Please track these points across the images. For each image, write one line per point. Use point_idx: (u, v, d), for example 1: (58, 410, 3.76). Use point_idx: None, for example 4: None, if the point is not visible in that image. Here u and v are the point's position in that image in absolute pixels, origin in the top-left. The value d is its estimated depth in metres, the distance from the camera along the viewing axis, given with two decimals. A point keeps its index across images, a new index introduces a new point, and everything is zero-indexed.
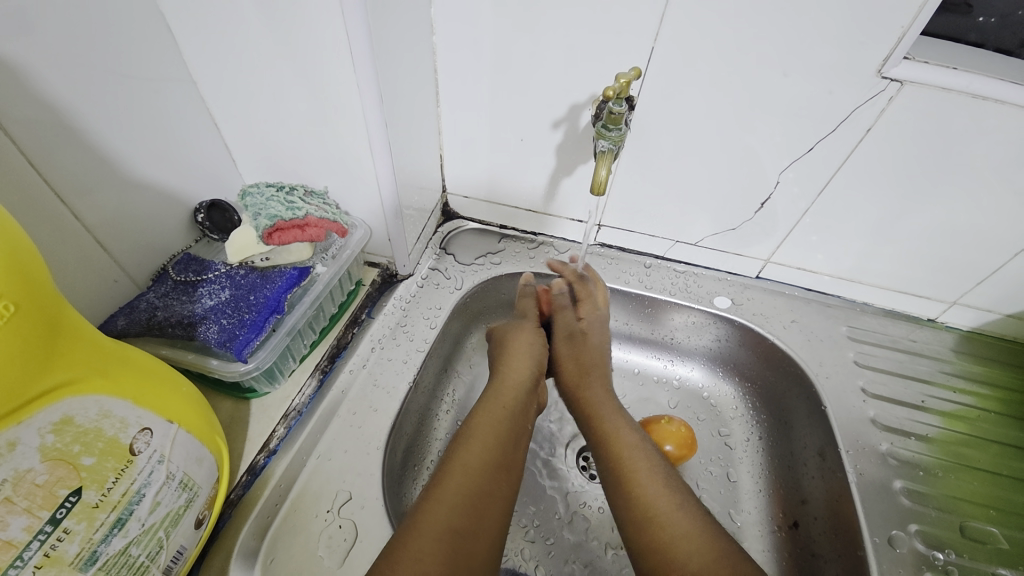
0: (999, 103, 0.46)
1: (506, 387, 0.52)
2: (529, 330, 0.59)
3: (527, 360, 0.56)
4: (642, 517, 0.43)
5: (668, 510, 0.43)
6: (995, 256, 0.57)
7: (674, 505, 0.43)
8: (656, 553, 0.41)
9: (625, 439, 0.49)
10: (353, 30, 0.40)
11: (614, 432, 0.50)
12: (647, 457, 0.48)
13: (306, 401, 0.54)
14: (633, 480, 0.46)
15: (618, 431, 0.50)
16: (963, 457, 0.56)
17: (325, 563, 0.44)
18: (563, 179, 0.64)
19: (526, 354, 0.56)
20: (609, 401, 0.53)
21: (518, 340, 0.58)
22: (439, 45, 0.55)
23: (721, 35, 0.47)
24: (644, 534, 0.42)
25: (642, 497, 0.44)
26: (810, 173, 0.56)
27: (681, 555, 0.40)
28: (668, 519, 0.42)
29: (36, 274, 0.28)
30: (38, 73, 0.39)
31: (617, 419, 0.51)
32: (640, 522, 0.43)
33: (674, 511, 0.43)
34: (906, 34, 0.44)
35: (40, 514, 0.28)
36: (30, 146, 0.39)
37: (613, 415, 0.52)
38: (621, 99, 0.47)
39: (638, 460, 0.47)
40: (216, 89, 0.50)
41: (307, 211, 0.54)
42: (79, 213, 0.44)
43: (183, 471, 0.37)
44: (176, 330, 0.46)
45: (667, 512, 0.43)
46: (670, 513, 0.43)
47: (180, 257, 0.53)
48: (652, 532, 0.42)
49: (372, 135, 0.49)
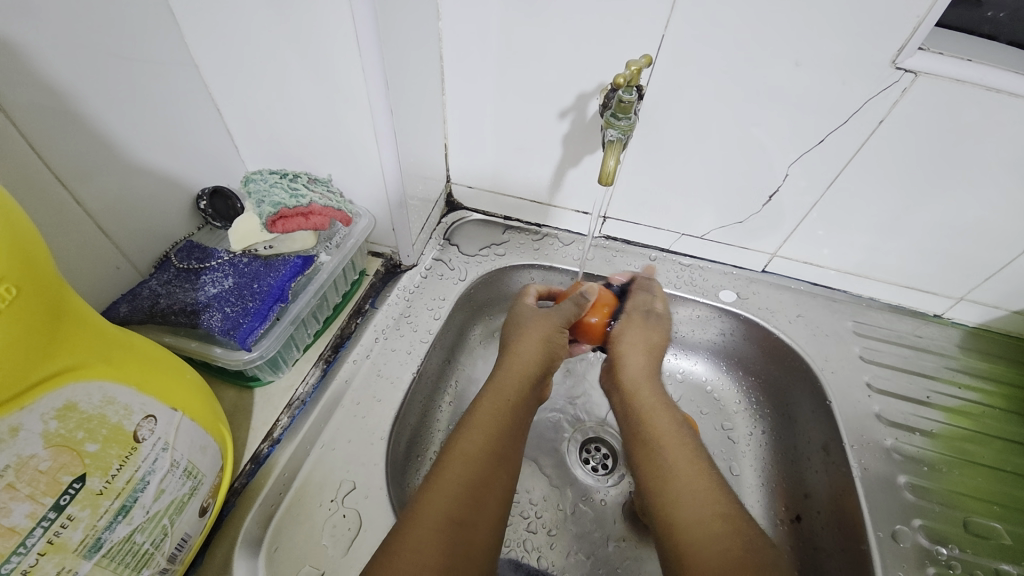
0: (1013, 96, 0.45)
1: (511, 371, 0.52)
2: (550, 319, 0.56)
3: (536, 345, 0.54)
4: (672, 497, 0.43)
5: (702, 491, 0.43)
6: (1004, 252, 0.56)
7: (709, 486, 0.43)
8: (683, 532, 0.41)
9: (661, 420, 0.50)
10: (359, 14, 0.39)
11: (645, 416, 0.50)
12: (683, 440, 0.48)
13: (309, 390, 0.53)
14: (668, 460, 0.46)
15: (655, 413, 0.50)
16: (968, 453, 0.56)
17: (329, 552, 0.44)
18: (569, 170, 0.63)
19: (541, 338, 0.55)
20: (652, 381, 0.54)
21: (534, 325, 0.56)
22: (444, 32, 0.54)
23: (734, 24, 0.47)
24: (673, 514, 0.42)
25: (675, 477, 0.44)
26: (820, 166, 0.55)
27: (710, 536, 0.39)
28: (699, 499, 0.42)
29: (37, 257, 0.28)
30: (39, 55, 0.38)
31: (657, 401, 0.52)
32: (670, 503, 0.43)
33: (707, 492, 0.43)
34: (922, 24, 0.43)
35: (44, 500, 0.28)
36: (30, 128, 0.38)
37: (653, 397, 0.52)
38: (631, 87, 0.46)
39: (675, 440, 0.48)
40: (219, 74, 0.50)
41: (311, 199, 0.52)
42: (81, 199, 0.43)
43: (187, 459, 0.37)
44: (179, 318, 0.45)
45: (700, 493, 0.43)
46: (703, 494, 0.43)
47: (182, 244, 0.53)
48: (684, 511, 0.42)
49: (378, 124, 0.48)
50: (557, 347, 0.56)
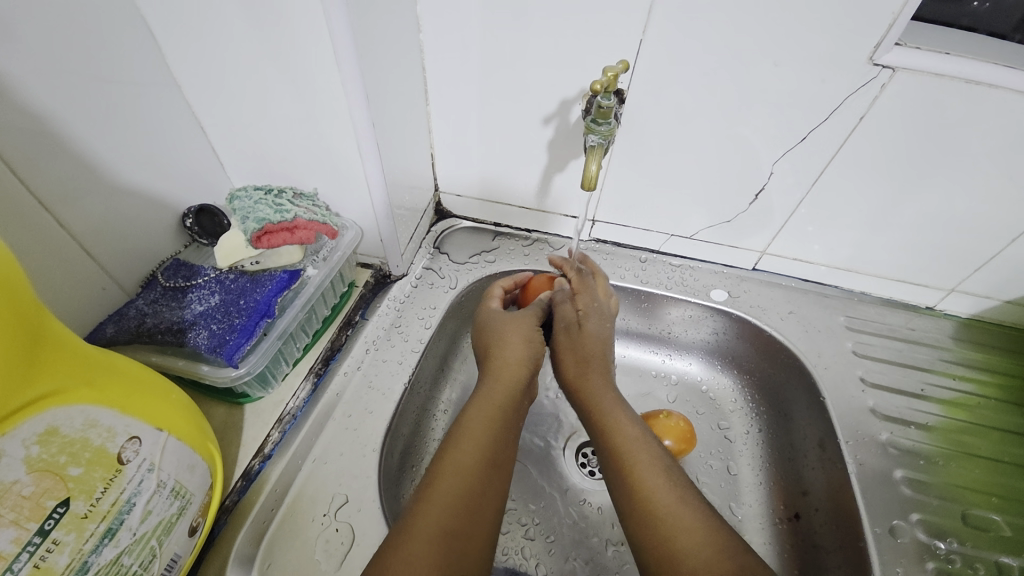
0: (993, 88, 0.45)
1: (504, 374, 0.52)
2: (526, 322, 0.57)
3: (513, 352, 0.54)
4: (644, 503, 0.43)
5: (675, 502, 0.42)
6: (992, 243, 0.56)
7: (680, 496, 0.43)
8: (657, 544, 0.40)
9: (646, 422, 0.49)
10: (337, 30, 0.40)
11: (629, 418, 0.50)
12: (655, 451, 0.47)
13: (300, 404, 0.53)
14: (637, 471, 0.45)
15: (623, 419, 0.50)
16: (965, 445, 0.56)
17: (322, 567, 0.44)
18: (556, 175, 0.64)
19: (521, 344, 0.55)
20: (612, 390, 0.53)
21: (514, 328, 0.56)
22: (426, 43, 0.55)
23: (710, 27, 0.47)
24: (645, 523, 0.42)
25: (649, 485, 0.44)
26: (804, 163, 0.55)
27: (684, 546, 0.39)
28: (672, 508, 0.42)
29: (17, 284, 0.28)
30: (19, 82, 0.38)
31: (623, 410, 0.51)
32: (642, 511, 0.43)
33: (680, 502, 0.42)
34: (897, 20, 0.43)
35: (29, 526, 0.28)
36: (12, 155, 0.39)
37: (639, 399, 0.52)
38: (610, 92, 0.46)
39: (643, 447, 0.47)
40: (202, 94, 0.50)
41: (296, 213, 0.53)
42: (66, 222, 0.43)
43: (174, 479, 0.37)
44: (166, 337, 0.46)
45: (672, 503, 0.42)
46: (674, 506, 0.42)
47: (169, 263, 0.53)
48: (656, 520, 0.41)
49: (360, 137, 0.48)
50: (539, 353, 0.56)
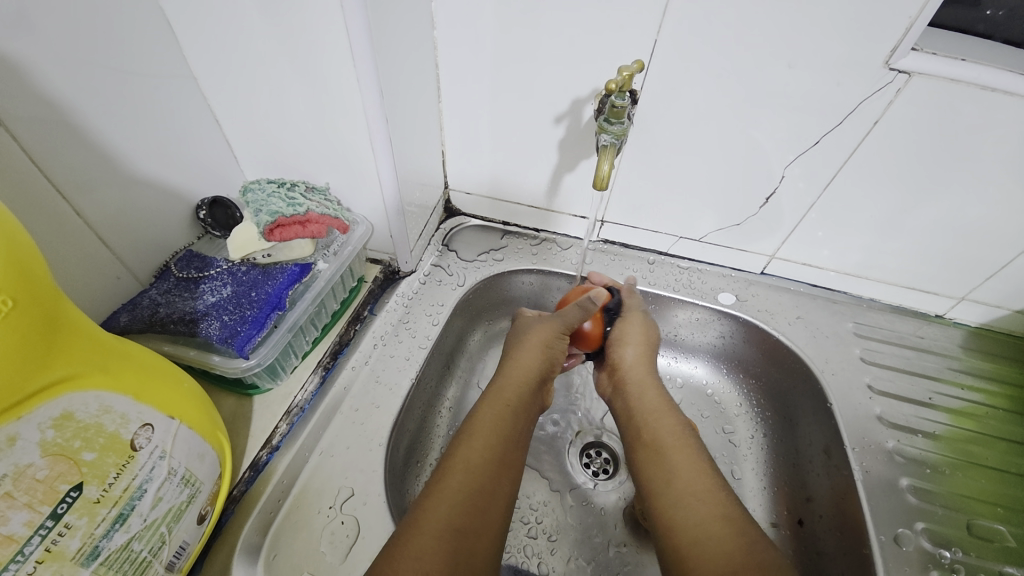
0: (1008, 95, 0.45)
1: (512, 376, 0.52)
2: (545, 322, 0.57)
3: (536, 351, 0.55)
4: (669, 496, 0.43)
5: (706, 491, 0.43)
6: (1003, 252, 0.56)
7: (710, 487, 0.43)
8: (683, 534, 0.41)
9: (665, 422, 0.49)
10: (353, 25, 0.40)
11: (654, 415, 0.51)
12: (687, 441, 0.47)
13: (308, 397, 0.54)
14: (671, 460, 0.46)
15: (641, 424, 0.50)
16: (971, 455, 0.56)
17: (327, 559, 0.44)
18: (566, 175, 0.64)
19: (540, 347, 0.55)
20: (652, 384, 0.54)
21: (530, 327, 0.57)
22: (439, 39, 0.55)
23: (725, 30, 0.47)
24: (670, 514, 0.42)
25: (681, 474, 0.44)
26: (816, 167, 0.55)
27: (708, 536, 0.39)
28: (702, 497, 0.42)
29: (37, 272, 0.28)
30: (41, 71, 0.39)
31: (660, 402, 0.52)
32: (668, 503, 0.43)
33: (710, 493, 0.42)
34: (913, 25, 0.43)
35: (41, 509, 0.28)
36: (31, 142, 0.39)
37: (657, 399, 0.52)
38: (624, 92, 0.46)
39: (675, 439, 0.48)
40: (217, 86, 0.50)
41: (308, 207, 0.54)
42: (81, 210, 0.44)
43: (185, 467, 0.37)
44: (178, 326, 0.46)
45: (702, 493, 0.43)
46: (705, 497, 0.42)
47: (182, 253, 0.53)
48: (681, 507, 0.42)
49: (373, 131, 0.48)
50: (556, 355, 0.55)
